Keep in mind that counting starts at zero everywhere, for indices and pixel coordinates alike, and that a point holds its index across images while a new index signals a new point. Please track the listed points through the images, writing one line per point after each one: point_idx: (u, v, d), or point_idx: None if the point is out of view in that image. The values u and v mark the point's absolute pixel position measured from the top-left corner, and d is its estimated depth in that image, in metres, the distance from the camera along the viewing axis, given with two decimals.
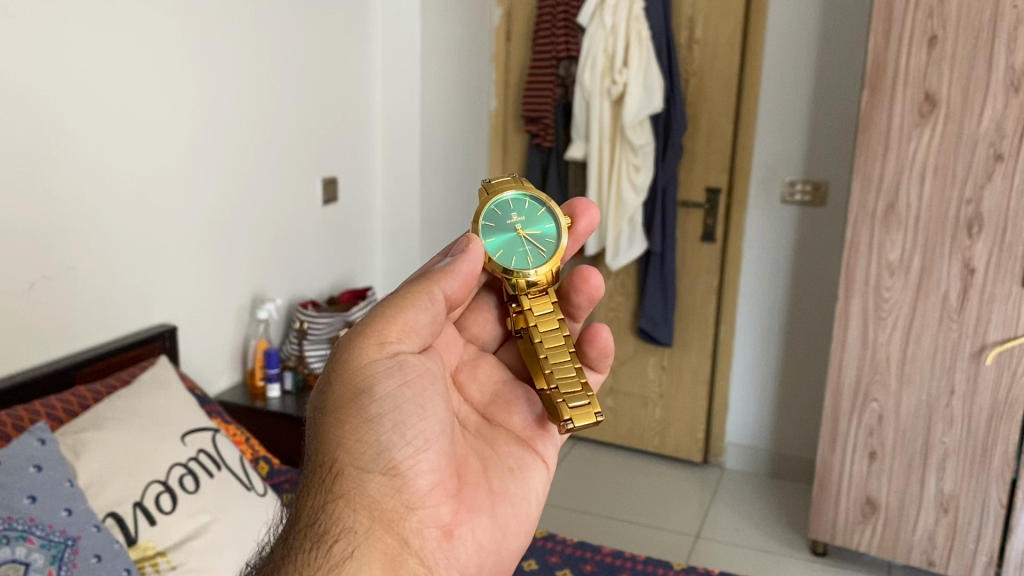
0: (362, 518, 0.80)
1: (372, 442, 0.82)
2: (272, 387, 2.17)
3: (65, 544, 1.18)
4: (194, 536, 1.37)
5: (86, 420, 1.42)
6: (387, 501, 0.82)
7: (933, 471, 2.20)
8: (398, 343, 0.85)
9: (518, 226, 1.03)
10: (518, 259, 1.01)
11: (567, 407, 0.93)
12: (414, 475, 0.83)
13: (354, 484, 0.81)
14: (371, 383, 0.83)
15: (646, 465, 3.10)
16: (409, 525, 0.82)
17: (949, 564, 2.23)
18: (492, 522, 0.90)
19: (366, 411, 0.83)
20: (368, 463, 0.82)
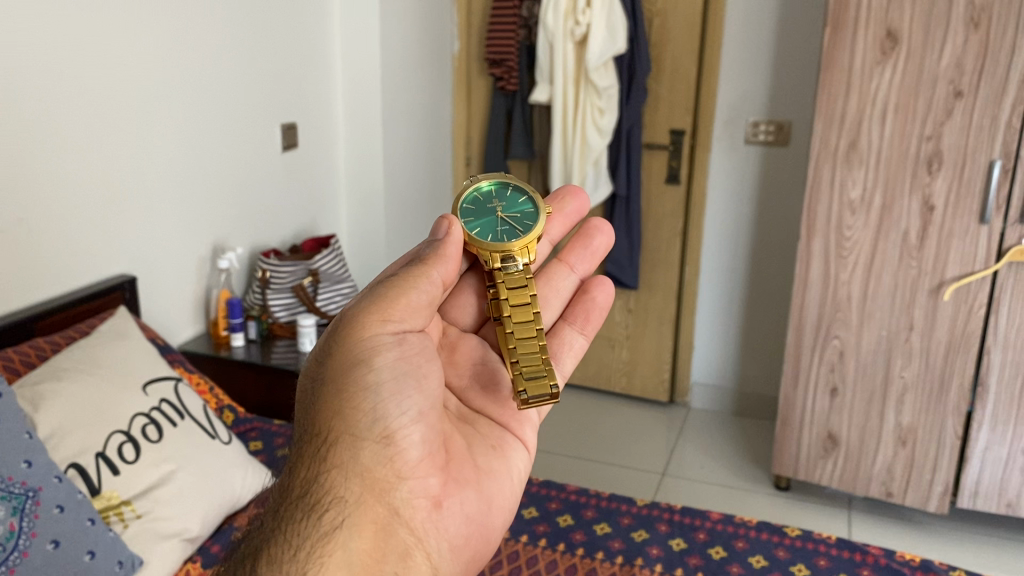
0: (354, 487, 0.80)
1: (368, 412, 0.81)
2: (236, 336, 2.15)
3: (26, 495, 1.18)
4: (159, 484, 1.37)
5: (44, 370, 1.40)
6: (379, 473, 0.81)
7: (892, 406, 2.24)
8: (401, 318, 0.84)
9: (498, 210, 1.06)
10: (493, 234, 1.02)
11: (522, 379, 0.89)
12: (406, 444, 0.82)
13: (347, 452, 0.81)
14: (370, 355, 0.82)
15: (613, 405, 3.14)
16: (400, 494, 0.81)
17: (907, 494, 2.29)
18: (478, 496, 0.87)
19: (365, 382, 0.82)
20: (361, 430, 0.81)
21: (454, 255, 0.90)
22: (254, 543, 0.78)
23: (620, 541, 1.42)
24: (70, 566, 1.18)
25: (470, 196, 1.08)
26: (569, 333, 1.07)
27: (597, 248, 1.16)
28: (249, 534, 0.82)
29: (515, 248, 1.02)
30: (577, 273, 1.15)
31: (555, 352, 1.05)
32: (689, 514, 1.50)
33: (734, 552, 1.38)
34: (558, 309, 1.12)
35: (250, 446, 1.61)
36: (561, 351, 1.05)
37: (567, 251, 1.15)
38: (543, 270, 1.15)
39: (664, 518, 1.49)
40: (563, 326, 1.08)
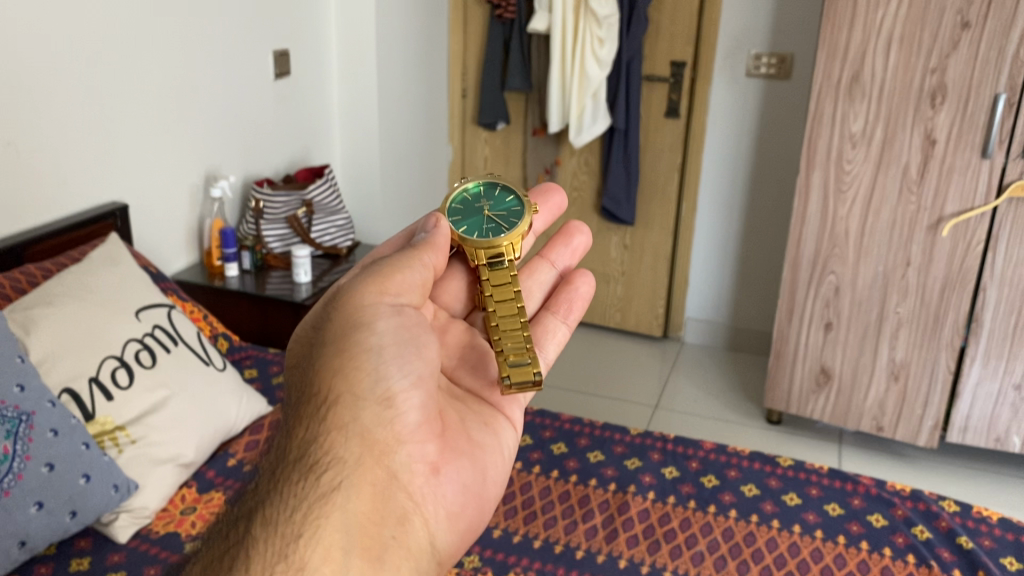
0: (353, 448, 0.74)
1: (370, 375, 0.77)
2: (229, 266, 2.13)
3: (19, 419, 1.17)
4: (153, 410, 1.37)
5: (35, 295, 1.38)
6: (380, 435, 0.76)
7: (886, 341, 2.25)
8: (397, 291, 0.83)
9: (485, 209, 1.06)
10: (479, 231, 1.02)
11: (506, 363, 0.92)
12: (406, 408, 0.78)
13: (347, 411, 0.75)
14: (370, 320, 0.79)
15: (607, 340, 3.15)
16: (399, 457, 0.76)
17: (897, 428, 2.31)
18: (474, 467, 0.83)
19: (365, 345, 0.78)
20: (361, 390, 0.77)
21: (446, 243, 0.89)
22: (246, 508, 0.71)
23: (612, 469, 1.43)
24: (65, 489, 1.19)
25: (458, 196, 1.08)
26: (551, 321, 1.06)
27: (577, 246, 1.17)
28: (232, 503, 0.74)
29: (501, 243, 1.01)
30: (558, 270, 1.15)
31: (538, 340, 1.04)
32: (682, 443, 1.50)
33: (726, 481, 1.38)
34: (541, 300, 1.13)
35: (244, 373, 1.60)
36: (544, 339, 1.04)
37: (548, 247, 1.16)
38: (524, 264, 1.16)
39: (658, 447, 1.49)
40: (546, 317, 1.07)
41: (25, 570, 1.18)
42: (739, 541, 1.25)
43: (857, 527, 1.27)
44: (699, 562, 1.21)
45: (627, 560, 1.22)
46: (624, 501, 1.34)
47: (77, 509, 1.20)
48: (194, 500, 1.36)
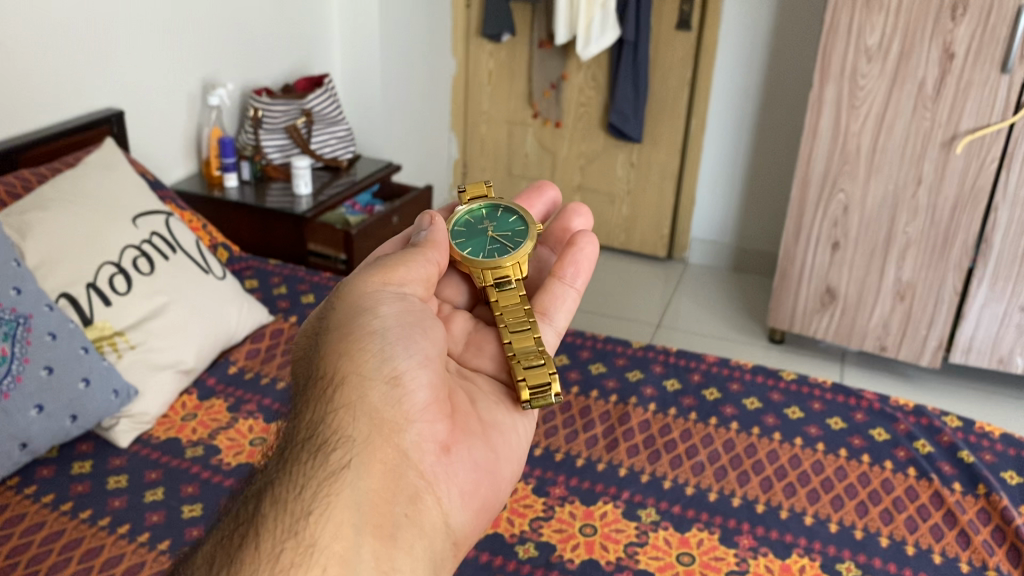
0: (362, 426, 0.70)
1: (375, 355, 0.75)
2: (228, 176, 2.08)
3: (16, 321, 1.16)
4: (152, 316, 1.36)
5: (30, 200, 1.35)
6: (389, 414, 0.72)
7: (893, 261, 2.22)
8: (401, 281, 0.82)
9: (489, 230, 1.01)
10: (484, 255, 0.99)
11: (521, 366, 0.88)
12: (414, 386, 0.74)
13: (355, 391, 0.73)
14: (374, 306, 0.78)
15: (610, 260, 3.12)
16: (408, 436, 0.72)
17: (901, 348, 2.31)
18: (485, 445, 0.78)
19: (369, 327, 0.76)
20: (367, 370, 0.74)
21: (444, 241, 0.90)
22: (255, 491, 0.68)
23: (614, 381, 1.42)
24: (65, 393, 1.18)
25: (460, 216, 1.03)
26: (557, 289, 0.99)
27: (571, 229, 1.13)
28: (243, 487, 0.71)
29: (507, 267, 0.98)
30: (551, 248, 1.12)
31: (544, 307, 0.99)
32: (684, 356, 1.49)
33: (729, 394, 1.38)
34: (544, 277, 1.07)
35: (244, 282, 1.59)
36: (552, 306, 0.99)
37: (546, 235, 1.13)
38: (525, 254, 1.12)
39: (660, 360, 1.48)
40: (550, 282, 1.00)
41: (27, 471, 1.19)
42: (740, 452, 1.25)
43: (859, 440, 1.26)
44: (699, 471, 1.21)
45: (627, 468, 1.22)
46: (625, 411, 1.34)
47: (77, 413, 1.19)
48: (195, 407, 1.35)
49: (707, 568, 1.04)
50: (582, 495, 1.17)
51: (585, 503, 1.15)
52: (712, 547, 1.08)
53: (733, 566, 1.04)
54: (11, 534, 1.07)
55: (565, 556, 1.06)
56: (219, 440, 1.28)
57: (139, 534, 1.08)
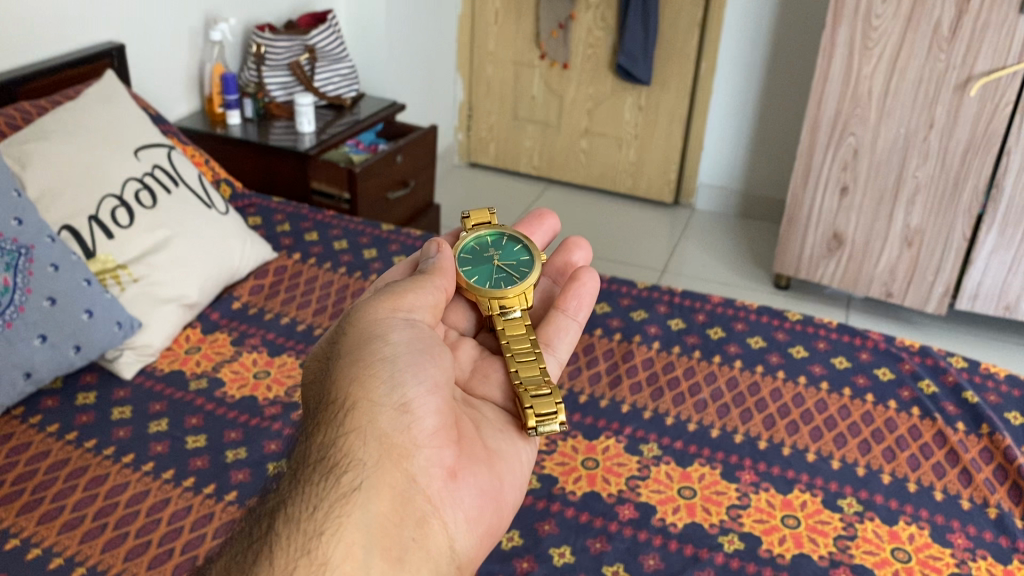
0: (372, 450, 0.69)
1: (385, 382, 0.72)
2: (231, 114, 2.06)
3: (18, 252, 1.15)
4: (154, 250, 1.36)
5: (30, 130, 1.34)
6: (399, 439, 0.70)
7: (902, 206, 2.20)
8: (410, 308, 0.79)
9: (494, 258, 1.00)
10: (491, 283, 0.97)
11: (528, 397, 0.85)
12: (423, 413, 0.72)
13: (365, 416, 0.71)
14: (385, 332, 0.75)
15: (616, 204, 3.10)
16: (417, 461, 0.71)
17: (907, 295, 2.30)
18: (490, 472, 0.77)
19: (380, 354, 0.74)
20: (377, 397, 0.72)
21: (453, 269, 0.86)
22: (266, 510, 0.66)
23: (618, 320, 1.41)
24: (68, 324, 1.18)
25: (465, 242, 1.01)
26: (560, 320, 0.97)
27: (575, 259, 1.09)
28: (253, 504, 0.70)
29: (512, 296, 0.97)
30: (552, 278, 1.08)
31: (549, 338, 0.96)
32: (690, 296, 1.48)
33: (733, 333, 1.37)
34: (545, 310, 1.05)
35: (248, 219, 1.57)
36: (555, 337, 0.97)
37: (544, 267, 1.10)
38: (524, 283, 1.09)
39: (665, 300, 1.47)
40: (552, 314, 0.98)
41: (32, 401, 1.19)
42: (743, 390, 1.25)
43: (864, 379, 1.26)
44: (701, 408, 1.21)
45: (630, 405, 1.22)
46: (629, 350, 1.33)
47: (81, 344, 1.19)
48: (199, 341, 1.35)
49: (709, 502, 1.05)
50: (584, 430, 1.17)
51: (588, 437, 1.16)
52: (714, 481, 1.08)
53: (735, 499, 1.05)
54: (17, 462, 1.08)
55: (567, 488, 1.07)
56: (223, 372, 1.28)
57: (144, 463, 1.08)
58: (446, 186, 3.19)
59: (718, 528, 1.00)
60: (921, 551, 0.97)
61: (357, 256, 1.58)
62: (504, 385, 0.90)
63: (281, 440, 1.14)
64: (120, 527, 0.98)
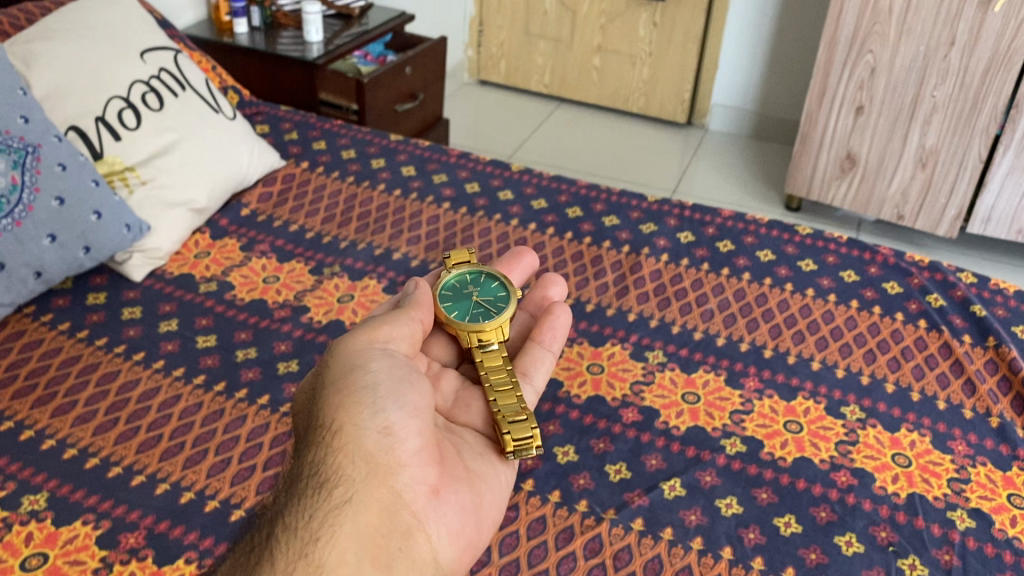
0: (360, 467, 0.69)
1: (369, 406, 0.72)
2: (238, 22, 2.01)
3: (25, 151, 1.15)
4: (161, 153, 1.35)
5: (34, 30, 1.32)
6: (383, 459, 0.70)
7: (918, 126, 2.17)
8: (387, 339, 0.77)
9: (472, 295, 0.97)
10: (468, 316, 0.94)
11: (506, 426, 0.82)
12: (406, 435, 0.72)
13: (351, 437, 0.70)
14: (365, 360, 0.75)
15: (628, 123, 3.06)
16: (401, 479, 0.70)
17: (918, 217, 2.29)
18: (473, 492, 0.75)
19: (363, 382, 0.73)
20: (361, 421, 0.71)
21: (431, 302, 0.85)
22: (262, 525, 0.68)
23: (627, 232, 1.41)
24: (77, 224, 1.18)
25: (444, 280, 0.99)
26: (536, 351, 0.94)
27: (551, 296, 1.05)
28: (249, 521, 0.71)
29: (490, 328, 0.93)
30: (531, 311, 1.03)
31: (525, 368, 0.93)
32: (700, 210, 1.47)
33: (742, 247, 1.36)
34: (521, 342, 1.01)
35: (255, 126, 1.56)
36: (532, 367, 0.93)
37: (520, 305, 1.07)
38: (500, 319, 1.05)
39: (675, 213, 1.46)
40: (528, 346, 0.95)
41: (42, 301, 1.20)
42: (750, 301, 1.25)
43: (871, 293, 1.26)
44: (708, 318, 1.22)
45: (636, 314, 1.22)
46: (637, 262, 1.33)
47: (90, 245, 1.19)
48: (208, 246, 1.35)
49: (712, 407, 1.06)
50: (590, 337, 1.18)
51: (594, 345, 1.16)
52: (718, 388, 1.09)
53: (738, 405, 1.06)
54: (29, 358, 1.09)
55: (572, 391, 1.08)
56: (232, 276, 1.28)
57: (155, 361, 1.10)
58: (455, 103, 3.15)
59: (720, 432, 1.02)
60: (921, 457, 0.98)
61: (365, 166, 1.57)
62: (484, 414, 0.86)
63: (290, 342, 1.15)
64: (132, 421, 1.00)
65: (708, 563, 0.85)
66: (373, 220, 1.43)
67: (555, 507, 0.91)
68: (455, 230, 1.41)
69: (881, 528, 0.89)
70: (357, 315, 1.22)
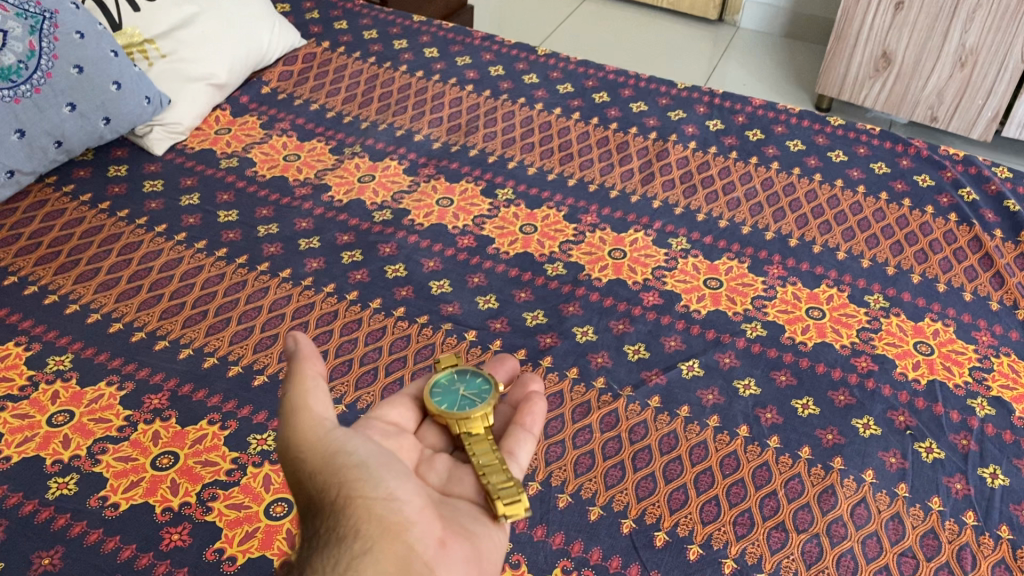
0: (373, 529, 0.56)
1: (369, 476, 0.59)
2: None
3: (42, 17, 1.13)
4: (182, 26, 1.32)
5: None
6: (392, 521, 0.57)
7: (959, 24, 2.08)
8: (331, 412, 0.62)
9: (448, 384, 0.76)
10: (445, 401, 0.73)
11: (495, 498, 0.64)
12: (405, 494, 0.59)
13: (352, 508, 0.57)
14: (329, 434, 0.60)
15: (658, 19, 2.97)
16: (414, 534, 0.58)
17: (952, 119, 2.23)
18: (477, 540, 0.62)
19: (343, 457, 0.59)
20: (359, 489, 0.58)
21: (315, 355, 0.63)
22: None
23: (654, 119, 1.37)
24: (97, 93, 1.16)
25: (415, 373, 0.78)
26: (518, 434, 0.73)
27: (536, 389, 0.78)
28: None
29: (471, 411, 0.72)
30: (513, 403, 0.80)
31: (510, 451, 0.72)
32: (731, 99, 1.43)
33: (772, 137, 1.33)
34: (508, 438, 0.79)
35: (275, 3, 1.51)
36: (518, 450, 0.72)
37: None
38: None
39: (704, 102, 1.42)
40: (510, 429, 0.74)
41: (64, 171, 1.19)
42: (778, 191, 1.22)
43: (902, 186, 1.23)
44: (734, 207, 1.20)
45: (661, 201, 1.21)
46: (664, 149, 1.30)
47: (110, 116, 1.18)
48: (229, 123, 1.34)
49: (735, 293, 1.05)
50: (613, 223, 1.16)
51: (617, 230, 1.15)
52: (741, 274, 1.08)
53: (761, 291, 1.05)
54: (52, 227, 1.09)
55: (593, 275, 1.07)
56: (253, 153, 1.27)
57: (177, 233, 1.10)
58: None
59: (741, 317, 1.01)
60: (944, 346, 0.98)
61: (387, 47, 1.53)
62: (471, 496, 0.66)
63: (311, 219, 1.14)
64: (155, 290, 1.01)
65: (724, 440, 0.85)
66: (395, 101, 1.41)
67: (573, 384, 0.91)
68: (478, 112, 1.39)
69: (900, 413, 0.89)
70: (378, 195, 1.21)
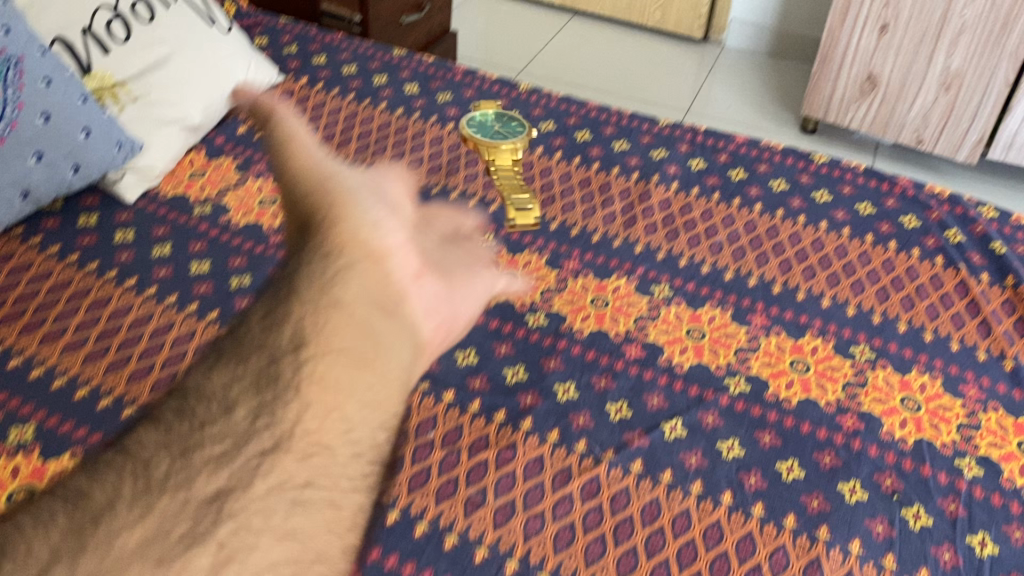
0: (339, 366, 0.54)
1: (353, 305, 0.57)
2: None
3: (8, 65, 1.10)
4: (153, 68, 1.29)
5: None
6: (363, 352, 0.56)
7: (944, 47, 2.08)
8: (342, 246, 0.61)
9: None
10: None
11: None
12: (389, 331, 0.58)
13: (329, 334, 0.55)
14: (334, 270, 0.58)
15: (643, 38, 2.95)
16: (384, 367, 0.56)
17: (939, 142, 2.21)
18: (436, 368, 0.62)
19: (336, 290, 0.58)
20: (339, 326, 0.56)
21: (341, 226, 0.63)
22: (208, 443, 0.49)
23: (636, 158, 1.35)
24: (64, 142, 1.14)
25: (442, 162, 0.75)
26: None
27: None
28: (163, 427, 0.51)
29: None
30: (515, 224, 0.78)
31: None
32: (714, 136, 1.41)
33: (756, 176, 1.31)
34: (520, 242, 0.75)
35: (252, 40, 1.49)
36: None
37: None
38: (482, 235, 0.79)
39: (687, 139, 1.40)
40: None
41: (32, 222, 1.16)
42: (761, 234, 1.20)
43: (888, 227, 1.21)
44: (718, 251, 1.18)
45: (643, 245, 1.18)
46: (646, 190, 1.28)
47: (80, 164, 1.15)
48: (203, 166, 1.31)
49: (718, 345, 1.03)
50: (595, 269, 1.14)
51: (598, 277, 1.13)
52: (724, 324, 1.06)
53: (744, 344, 1.03)
54: (19, 281, 1.06)
55: (575, 326, 1.05)
56: (227, 198, 1.24)
57: (147, 287, 1.07)
58: (464, 15, 3.04)
59: (724, 371, 0.99)
60: (931, 401, 0.96)
61: (366, 83, 1.51)
62: None
63: None
64: (123, 350, 0.98)
65: (707, 508, 0.83)
66: (373, 140, 1.38)
67: (553, 448, 0.89)
68: (459, 152, 1.36)
69: (886, 475, 0.87)
70: None
